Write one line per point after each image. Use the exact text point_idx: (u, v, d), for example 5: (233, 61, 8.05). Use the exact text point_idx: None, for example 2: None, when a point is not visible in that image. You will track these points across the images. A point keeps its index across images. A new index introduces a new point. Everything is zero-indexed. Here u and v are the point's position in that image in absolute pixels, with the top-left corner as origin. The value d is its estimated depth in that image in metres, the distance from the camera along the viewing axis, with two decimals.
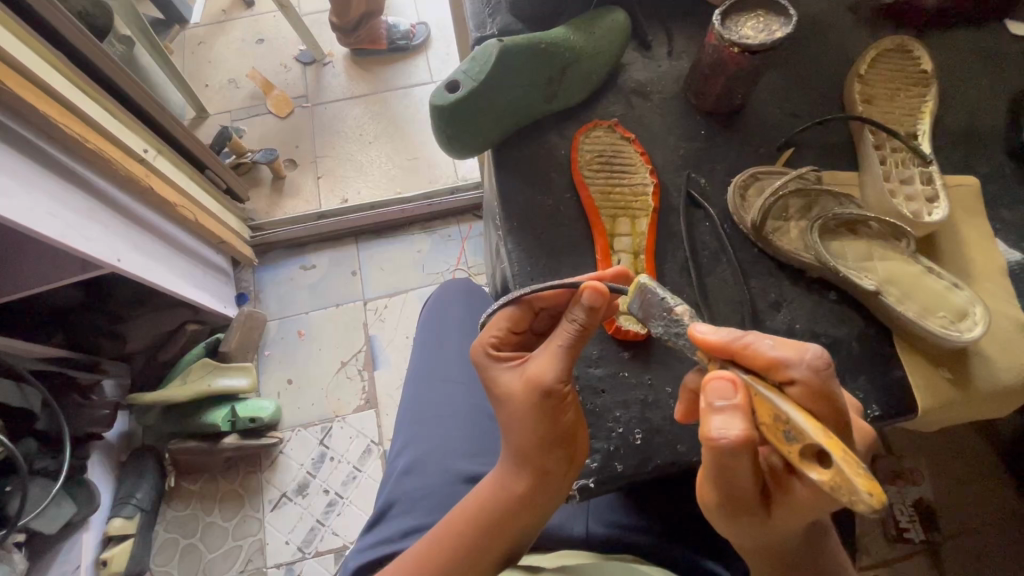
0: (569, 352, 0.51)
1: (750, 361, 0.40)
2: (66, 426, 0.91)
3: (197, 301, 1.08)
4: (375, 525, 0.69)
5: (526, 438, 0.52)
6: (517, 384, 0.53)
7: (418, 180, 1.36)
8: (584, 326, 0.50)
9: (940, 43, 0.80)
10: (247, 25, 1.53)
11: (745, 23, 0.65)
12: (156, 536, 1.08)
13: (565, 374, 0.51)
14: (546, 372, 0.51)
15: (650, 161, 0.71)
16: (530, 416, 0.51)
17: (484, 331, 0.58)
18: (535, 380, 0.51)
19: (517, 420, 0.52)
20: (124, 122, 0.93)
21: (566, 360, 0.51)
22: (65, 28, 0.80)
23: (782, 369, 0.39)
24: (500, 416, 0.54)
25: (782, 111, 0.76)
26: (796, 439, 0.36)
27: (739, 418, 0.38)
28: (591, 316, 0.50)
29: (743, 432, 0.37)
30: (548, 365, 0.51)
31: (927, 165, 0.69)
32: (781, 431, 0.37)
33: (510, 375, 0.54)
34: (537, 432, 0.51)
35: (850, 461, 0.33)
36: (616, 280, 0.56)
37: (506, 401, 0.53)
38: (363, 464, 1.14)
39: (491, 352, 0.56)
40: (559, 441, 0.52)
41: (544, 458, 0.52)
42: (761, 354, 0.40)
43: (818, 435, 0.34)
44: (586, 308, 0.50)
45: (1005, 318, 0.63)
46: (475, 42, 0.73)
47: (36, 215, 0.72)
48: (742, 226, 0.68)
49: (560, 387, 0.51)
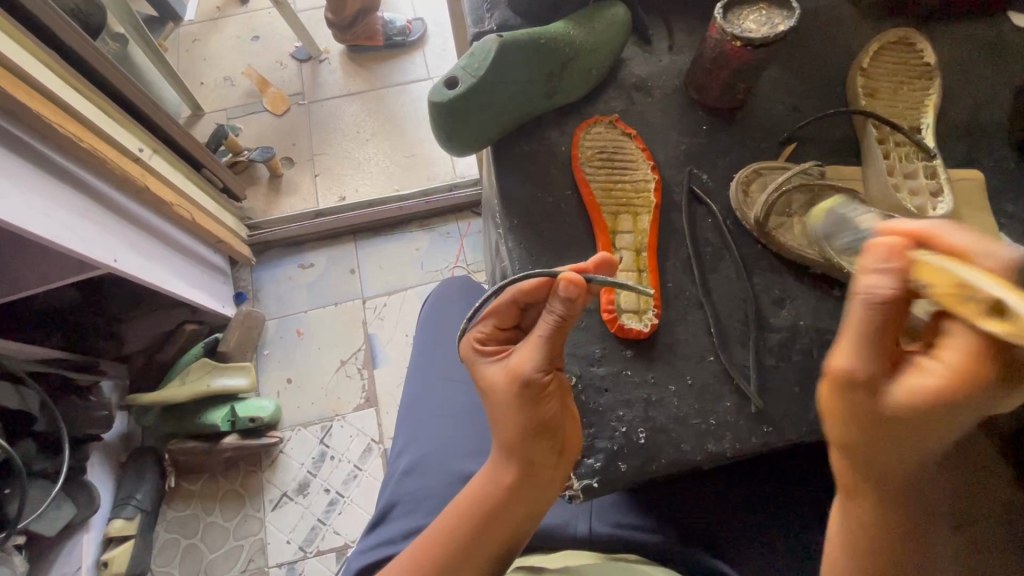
0: (550, 343, 0.52)
1: (936, 244, 0.37)
2: (63, 428, 0.90)
3: (194, 300, 1.07)
4: (377, 525, 0.68)
5: (512, 430, 0.53)
6: (501, 376, 0.53)
7: (417, 177, 1.35)
8: (564, 317, 0.51)
9: (943, 36, 0.80)
10: (243, 22, 1.52)
11: (747, 17, 0.64)
12: (156, 536, 1.08)
13: (545, 363, 0.52)
14: (527, 361, 0.52)
15: (651, 157, 0.71)
16: (513, 408, 0.52)
17: (473, 326, 0.59)
18: (516, 370, 0.52)
19: (504, 412, 0.53)
20: (119, 121, 0.92)
21: (547, 349, 0.52)
22: (56, 24, 0.79)
23: (973, 259, 0.36)
24: (488, 407, 0.55)
25: (785, 106, 0.75)
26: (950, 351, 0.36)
27: (896, 278, 0.37)
28: (571, 308, 0.50)
29: (895, 288, 0.37)
30: (528, 356, 0.52)
31: (931, 159, 0.69)
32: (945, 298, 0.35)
33: (495, 367, 0.55)
34: (522, 422, 0.52)
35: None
36: (599, 271, 0.54)
37: (491, 394, 0.54)
38: (363, 462, 1.14)
39: (481, 348, 0.57)
40: (544, 432, 0.52)
41: (531, 449, 0.52)
42: (951, 242, 0.36)
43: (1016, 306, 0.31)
44: (564, 300, 0.50)
45: None
46: (474, 38, 0.73)
47: (30, 215, 0.71)
48: (744, 221, 0.67)
49: (541, 376, 0.51)
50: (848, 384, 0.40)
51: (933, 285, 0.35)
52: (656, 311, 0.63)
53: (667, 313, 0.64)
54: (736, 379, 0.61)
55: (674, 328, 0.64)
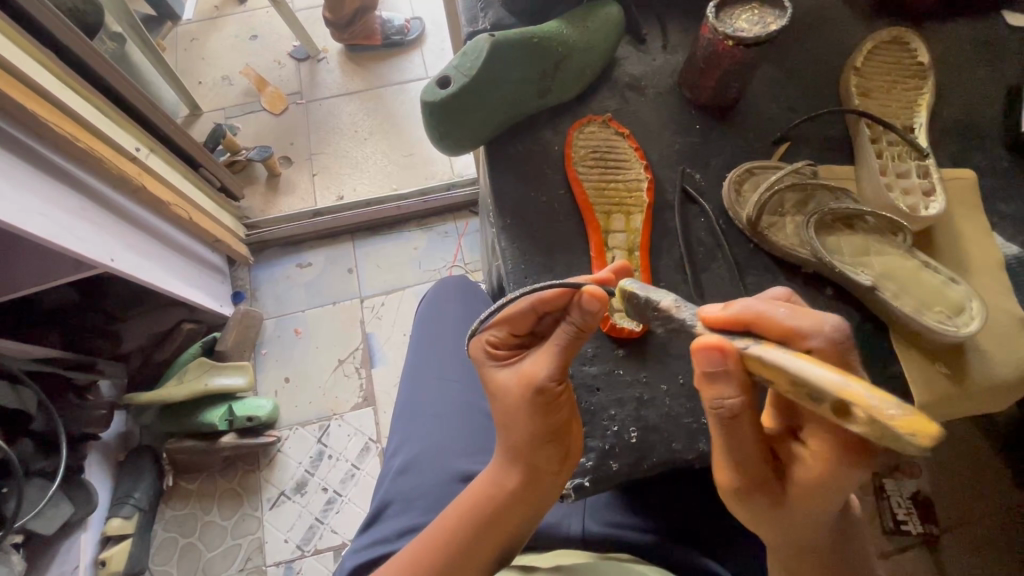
0: (564, 352, 0.51)
1: (763, 329, 0.41)
2: (60, 428, 0.90)
3: (191, 299, 1.07)
4: (372, 524, 0.68)
5: (519, 436, 0.52)
6: (512, 382, 0.52)
7: (414, 176, 1.36)
8: (581, 326, 0.50)
9: (938, 35, 0.80)
10: (240, 21, 1.52)
11: (740, 16, 0.64)
12: (155, 535, 1.08)
13: (558, 372, 0.51)
14: (540, 369, 0.51)
15: (645, 156, 0.71)
16: (523, 415, 0.52)
17: (484, 328, 0.57)
18: (529, 378, 0.51)
19: (512, 418, 0.53)
20: (116, 121, 0.92)
21: (561, 357, 0.51)
22: (52, 24, 0.79)
23: (801, 337, 0.40)
24: (496, 412, 0.54)
25: (779, 105, 0.75)
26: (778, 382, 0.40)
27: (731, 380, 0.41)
28: (590, 318, 0.49)
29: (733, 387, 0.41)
30: (542, 363, 0.51)
31: (924, 158, 0.69)
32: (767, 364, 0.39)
33: (505, 372, 0.54)
34: (530, 429, 0.52)
35: (883, 395, 0.31)
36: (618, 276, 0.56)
37: (501, 399, 0.53)
38: (361, 461, 1.14)
39: (491, 352, 0.56)
40: (552, 439, 0.52)
41: (536, 455, 0.52)
42: (777, 323, 0.41)
43: (834, 387, 0.33)
44: (584, 311, 0.49)
45: (1003, 313, 0.63)
46: (468, 37, 0.73)
47: (27, 215, 0.72)
48: (738, 221, 0.67)
49: (553, 385, 0.51)
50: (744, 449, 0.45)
51: (773, 384, 0.39)
52: None
53: None
54: None
55: None
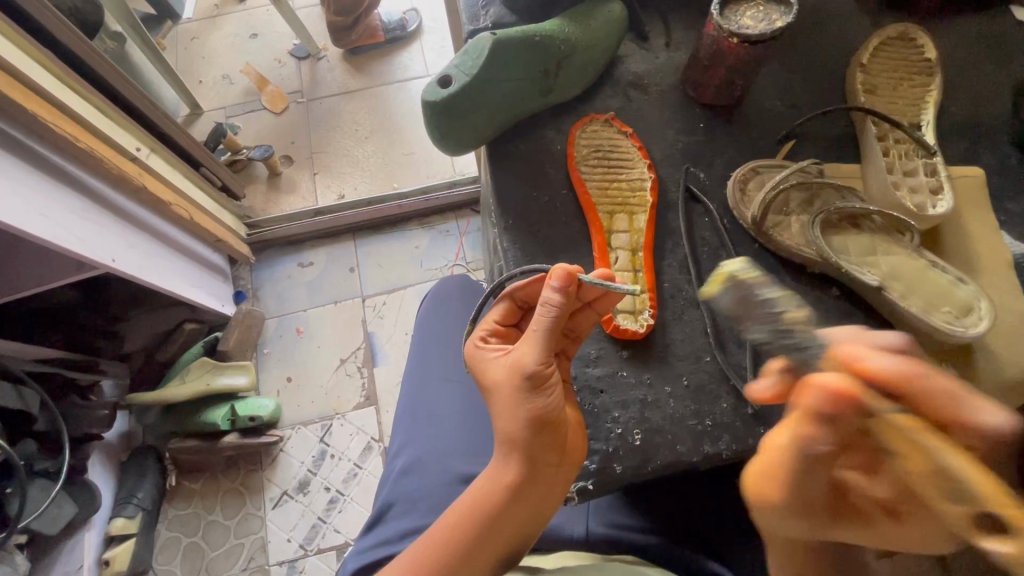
0: (547, 336, 0.53)
1: (910, 404, 0.35)
2: (63, 429, 0.90)
3: (192, 300, 1.07)
4: (374, 526, 0.68)
5: (512, 426, 0.52)
6: (502, 370, 0.54)
7: (416, 175, 1.35)
8: (559, 307, 0.52)
9: (943, 31, 0.79)
10: (241, 20, 1.51)
11: (744, 13, 0.63)
12: (158, 535, 1.08)
13: (543, 356, 0.52)
14: (526, 355, 0.52)
15: (648, 155, 0.70)
16: (511, 402, 0.53)
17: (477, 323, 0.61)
18: (516, 364, 0.53)
19: (503, 406, 0.53)
20: (117, 121, 0.91)
21: (544, 341, 0.53)
22: (51, 23, 0.79)
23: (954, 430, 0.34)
24: (489, 402, 0.55)
25: (783, 103, 0.74)
26: (964, 500, 0.31)
27: (828, 430, 0.37)
28: (564, 297, 0.52)
29: (830, 444, 0.37)
30: (528, 349, 0.53)
31: (931, 156, 0.68)
32: (921, 462, 0.33)
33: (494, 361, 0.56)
34: (521, 416, 0.52)
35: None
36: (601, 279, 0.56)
37: (491, 387, 0.55)
38: (363, 461, 1.14)
39: (482, 343, 0.58)
40: (545, 428, 0.52)
41: (531, 446, 0.52)
42: (929, 403, 0.35)
43: (1006, 503, 0.28)
44: (557, 289, 0.52)
45: (1010, 313, 0.62)
46: (469, 36, 0.72)
47: (29, 217, 0.71)
48: (742, 220, 0.67)
49: (541, 369, 0.52)
50: (789, 491, 0.40)
51: (906, 460, 0.34)
52: (652, 311, 0.63)
53: (663, 313, 0.64)
54: (733, 380, 0.60)
55: (669, 328, 0.63)
